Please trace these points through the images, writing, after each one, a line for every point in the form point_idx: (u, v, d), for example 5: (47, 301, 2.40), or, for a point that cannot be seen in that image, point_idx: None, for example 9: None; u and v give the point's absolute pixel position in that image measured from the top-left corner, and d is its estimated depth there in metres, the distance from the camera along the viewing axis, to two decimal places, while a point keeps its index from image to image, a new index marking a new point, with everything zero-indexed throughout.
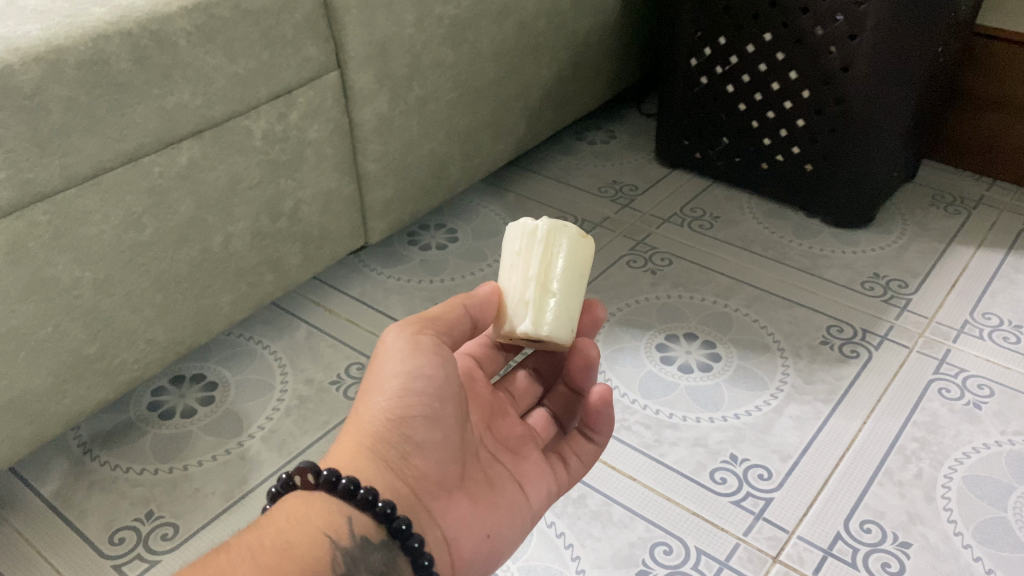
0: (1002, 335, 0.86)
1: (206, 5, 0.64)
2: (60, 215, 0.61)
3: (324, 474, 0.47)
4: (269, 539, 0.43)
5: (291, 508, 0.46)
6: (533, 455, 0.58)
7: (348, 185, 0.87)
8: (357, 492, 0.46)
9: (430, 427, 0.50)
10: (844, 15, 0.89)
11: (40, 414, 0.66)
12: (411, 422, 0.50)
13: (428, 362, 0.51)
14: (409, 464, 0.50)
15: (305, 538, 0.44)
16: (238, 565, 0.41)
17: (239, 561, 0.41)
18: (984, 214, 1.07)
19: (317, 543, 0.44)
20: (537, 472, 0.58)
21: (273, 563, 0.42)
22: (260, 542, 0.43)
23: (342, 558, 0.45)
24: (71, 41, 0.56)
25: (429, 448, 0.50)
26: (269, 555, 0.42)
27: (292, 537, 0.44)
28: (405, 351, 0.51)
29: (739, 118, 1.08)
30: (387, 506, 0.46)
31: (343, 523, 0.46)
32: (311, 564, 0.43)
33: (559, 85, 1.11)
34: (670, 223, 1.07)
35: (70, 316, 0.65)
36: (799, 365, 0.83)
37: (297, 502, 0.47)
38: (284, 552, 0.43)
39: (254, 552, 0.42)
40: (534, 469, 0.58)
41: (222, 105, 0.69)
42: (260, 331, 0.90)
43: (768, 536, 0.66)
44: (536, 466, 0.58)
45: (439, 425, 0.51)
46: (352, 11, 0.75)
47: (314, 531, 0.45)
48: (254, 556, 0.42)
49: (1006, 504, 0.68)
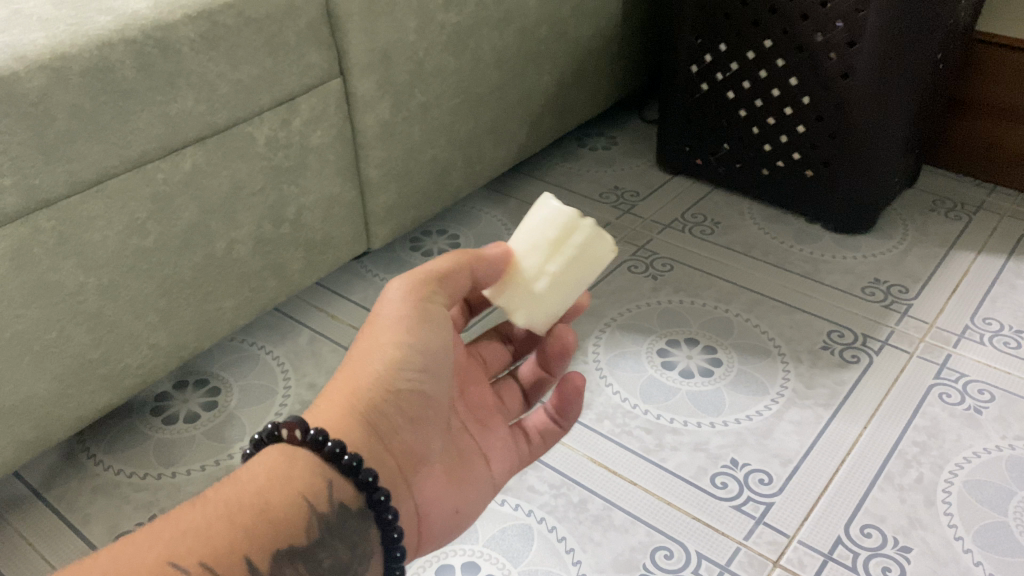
0: (1003, 340, 0.86)
1: (210, 13, 0.64)
2: (65, 220, 0.61)
3: (312, 434, 0.46)
4: (248, 496, 0.43)
5: (274, 461, 0.45)
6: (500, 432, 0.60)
7: (351, 191, 0.87)
8: (342, 458, 0.46)
9: (421, 402, 0.51)
10: (844, 22, 0.90)
11: (44, 419, 0.66)
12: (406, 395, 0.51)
13: (431, 341, 0.52)
14: (396, 438, 0.50)
15: (283, 498, 0.44)
16: (215, 522, 0.41)
17: (216, 518, 0.41)
18: (984, 219, 1.07)
19: (295, 506, 0.44)
20: (501, 448, 0.59)
21: (250, 525, 0.42)
22: (238, 500, 0.42)
23: (317, 524, 0.44)
24: (76, 49, 0.57)
25: (417, 422, 0.52)
26: (247, 515, 0.42)
27: (270, 497, 0.43)
28: (409, 322, 0.52)
29: (740, 124, 1.08)
30: (371, 475, 0.47)
31: (322, 487, 0.46)
32: (285, 528, 0.43)
33: (561, 91, 1.11)
34: (672, 228, 1.08)
35: (74, 320, 0.65)
36: (800, 370, 0.83)
37: (280, 458, 0.46)
38: (262, 514, 0.42)
39: (231, 510, 0.42)
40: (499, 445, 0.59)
41: (226, 111, 0.69)
42: (263, 336, 0.90)
43: (768, 540, 0.66)
44: (502, 444, 0.60)
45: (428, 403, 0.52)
46: (354, 18, 0.76)
47: (294, 492, 0.44)
48: (231, 514, 0.41)
49: (1006, 509, 0.68)
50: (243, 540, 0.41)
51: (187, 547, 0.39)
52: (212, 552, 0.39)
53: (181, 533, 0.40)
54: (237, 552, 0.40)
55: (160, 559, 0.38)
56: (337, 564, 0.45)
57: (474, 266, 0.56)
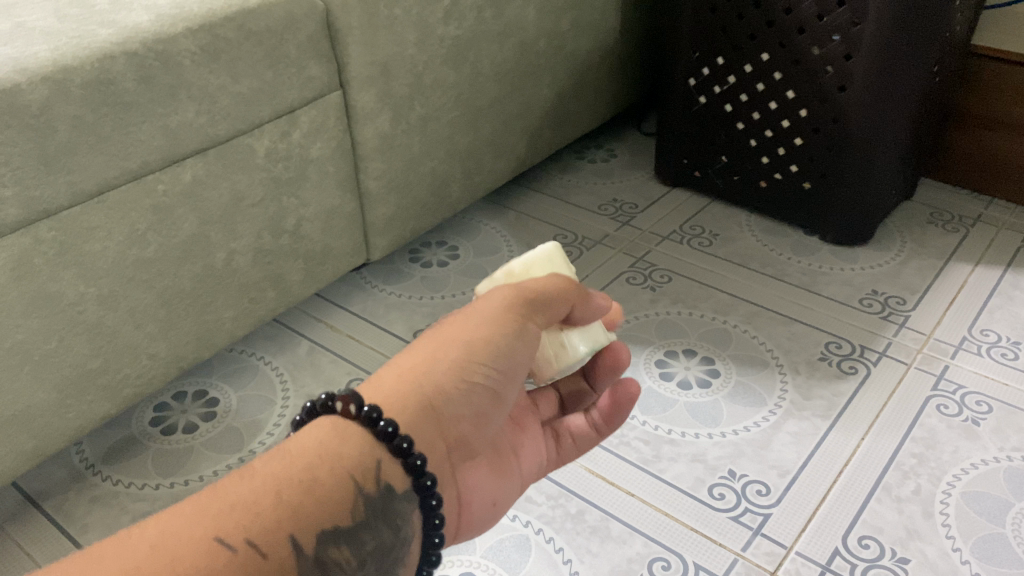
0: (1001, 351, 0.86)
1: (210, 26, 0.65)
2: (66, 231, 0.62)
3: (366, 410, 0.46)
4: (296, 471, 0.43)
5: (325, 436, 0.45)
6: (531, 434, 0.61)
7: (350, 203, 0.88)
8: (397, 441, 0.46)
9: (490, 402, 0.52)
10: (840, 35, 0.90)
11: (42, 429, 0.66)
12: (481, 393, 0.51)
13: (516, 349, 0.53)
14: (456, 430, 0.51)
15: (331, 475, 0.43)
16: (261, 497, 0.41)
17: (264, 493, 0.41)
18: (982, 231, 1.07)
19: (342, 484, 0.43)
20: (531, 443, 0.61)
21: (297, 501, 0.41)
22: (286, 474, 0.42)
23: (363, 503, 0.44)
24: (78, 62, 0.58)
25: (482, 420, 0.52)
26: (294, 490, 0.42)
27: (319, 472, 0.43)
28: (501, 324, 0.53)
29: (737, 136, 1.09)
30: (419, 459, 0.47)
31: (373, 466, 0.45)
32: (331, 504, 0.42)
33: (560, 103, 1.12)
34: (671, 240, 1.08)
35: (74, 331, 0.65)
36: (798, 381, 0.83)
37: (331, 433, 0.46)
38: (308, 490, 0.42)
39: (279, 484, 0.42)
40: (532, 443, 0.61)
41: (226, 123, 0.70)
42: (263, 347, 0.91)
43: (766, 551, 0.66)
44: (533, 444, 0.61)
45: (496, 405, 0.53)
46: (354, 32, 0.77)
47: (342, 470, 0.44)
48: (278, 488, 0.42)
49: (1004, 520, 0.68)
50: (288, 517, 0.41)
51: (232, 523, 0.39)
52: (257, 529, 0.40)
53: (228, 506, 0.40)
54: (281, 529, 0.40)
55: (206, 533, 0.39)
56: (380, 547, 0.44)
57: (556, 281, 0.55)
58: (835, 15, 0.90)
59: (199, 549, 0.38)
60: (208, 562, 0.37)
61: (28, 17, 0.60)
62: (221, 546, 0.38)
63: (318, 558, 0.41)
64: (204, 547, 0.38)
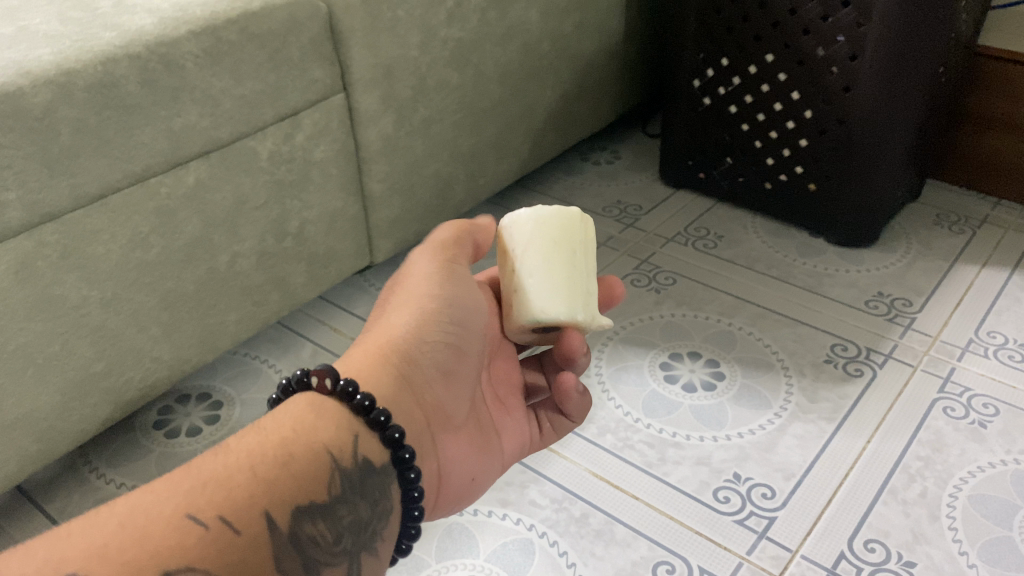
0: (1007, 353, 0.86)
1: (213, 28, 0.65)
2: (69, 234, 0.62)
3: (342, 384, 0.48)
4: (271, 448, 0.44)
5: (301, 412, 0.47)
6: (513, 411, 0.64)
7: (353, 206, 0.88)
8: (374, 413, 0.48)
9: (453, 358, 0.56)
10: (845, 36, 0.90)
11: (46, 432, 0.66)
12: (444, 351, 0.56)
13: (461, 296, 0.58)
14: (428, 395, 0.54)
15: (307, 451, 0.45)
16: (234, 474, 0.42)
17: (238, 469, 0.42)
18: (988, 233, 1.07)
19: (319, 459, 0.45)
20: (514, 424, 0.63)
21: (272, 477, 0.42)
22: (262, 451, 0.43)
23: (340, 478, 0.45)
24: (81, 65, 0.58)
25: (451, 378, 0.56)
26: (269, 466, 0.43)
27: (295, 449, 0.44)
28: (438, 276, 0.58)
29: (742, 138, 1.09)
30: (398, 431, 0.49)
31: (349, 443, 0.47)
32: (307, 481, 0.43)
33: (564, 105, 1.12)
34: (675, 242, 1.08)
35: (77, 334, 0.65)
36: (803, 384, 0.83)
37: (308, 407, 0.47)
38: (284, 466, 0.43)
39: (255, 462, 0.43)
40: (512, 422, 0.63)
41: (229, 126, 0.70)
42: (266, 349, 0.90)
43: (771, 554, 0.65)
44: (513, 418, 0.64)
45: (460, 360, 0.57)
46: (357, 34, 0.77)
47: (318, 446, 0.45)
48: (254, 466, 0.42)
49: (1012, 523, 0.67)
50: (261, 493, 0.41)
51: (205, 500, 0.40)
52: (229, 506, 0.40)
53: (202, 484, 0.41)
54: (255, 506, 0.41)
55: (179, 510, 0.39)
56: (356, 521, 0.45)
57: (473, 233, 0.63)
58: (839, 16, 0.89)
59: (172, 525, 0.38)
60: (180, 539, 0.38)
61: (30, 20, 0.61)
62: (193, 524, 0.38)
63: (293, 534, 0.41)
64: (177, 525, 0.38)
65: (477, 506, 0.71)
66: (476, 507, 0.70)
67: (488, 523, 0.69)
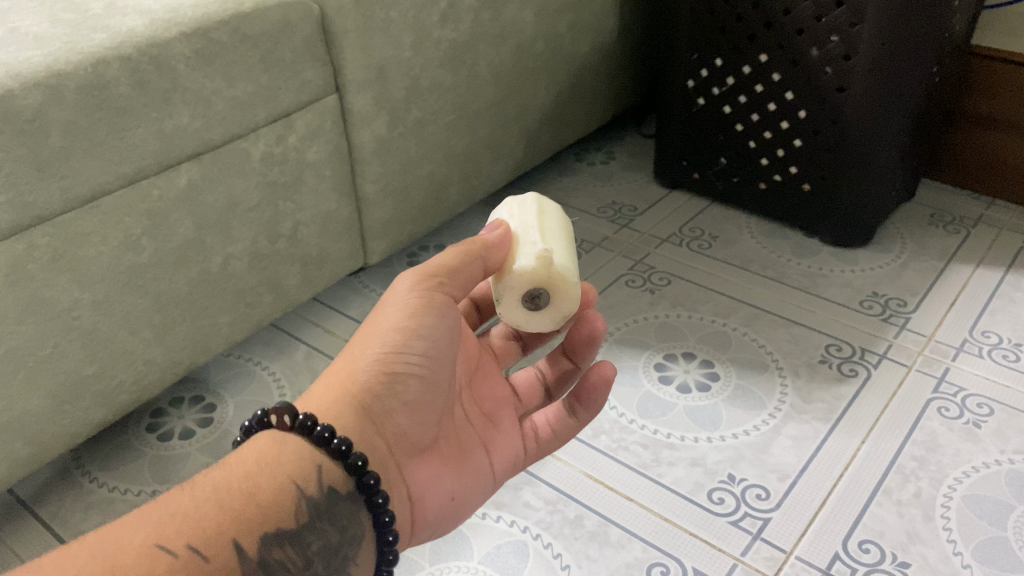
0: (1001, 353, 0.86)
1: (205, 30, 0.65)
2: (60, 237, 0.61)
3: (301, 419, 0.47)
4: (236, 480, 0.44)
5: (264, 447, 0.46)
6: (506, 425, 0.61)
7: (347, 207, 0.87)
8: (334, 442, 0.47)
9: (421, 388, 0.52)
10: (838, 36, 0.90)
11: (37, 436, 0.66)
12: (410, 386, 0.52)
13: (435, 329, 0.52)
14: (391, 424, 0.52)
15: (273, 481, 0.45)
16: (202, 505, 0.42)
17: (205, 501, 0.42)
18: (982, 232, 1.07)
19: (285, 490, 0.45)
20: (507, 446, 0.60)
21: (238, 507, 0.43)
22: (227, 484, 0.43)
23: (306, 506, 0.45)
24: (71, 67, 0.58)
25: (418, 408, 0.53)
26: (235, 497, 0.43)
27: (259, 480, 0.44)
28: (414, 306, 0.52)
29: (737, 138, 1.09)
30: (343, 443, 0.47)
31: (313, 472, 0.46)
32: (274, 511, 0.44)
33: (559, 105, 1.12)
34: (670, 243, 1.07)
35: (69, 337, 0.65)
36: (798, 384, 0.83)
37: (269, 442, 0.47)
38: (250, 497, 0.43)
39: (220, 493, 0.43)
40: (504, 435, 0.60)
41: (221, 127, 0.69)
42: (260, 351, 0.90)
43: (766, 555, 0.65)
44: (505, 432, 0.60)
45: (430, 390, 0.53)
46: (350, 35, 0.77)
47: (283, 476, 0.45)
48: (219, 497, 0.43)
49: (1006, 524, 0.67)
50: (230, 522, 0.42)
51: (173, 529, 0.40)
52: (197, 535, 0.40)
53: (170, 515, 0.41)
54: (223, 534, 0.41)
55: (147, 540, 0.39)
56: (326, 546, 0.45)
57: (483, 254, 0.55)
58: (832, 17, 0.89)
59: (141, 555, 0.39)
60: (150, 568, 0.38)
61: (21, 22, 0.60)
62: (162, 552, 0.39)
63: (262, 560, 0.42)
64: (146, 553, 0.39)
65: None
66: None
67: (481, 525, 0.69)
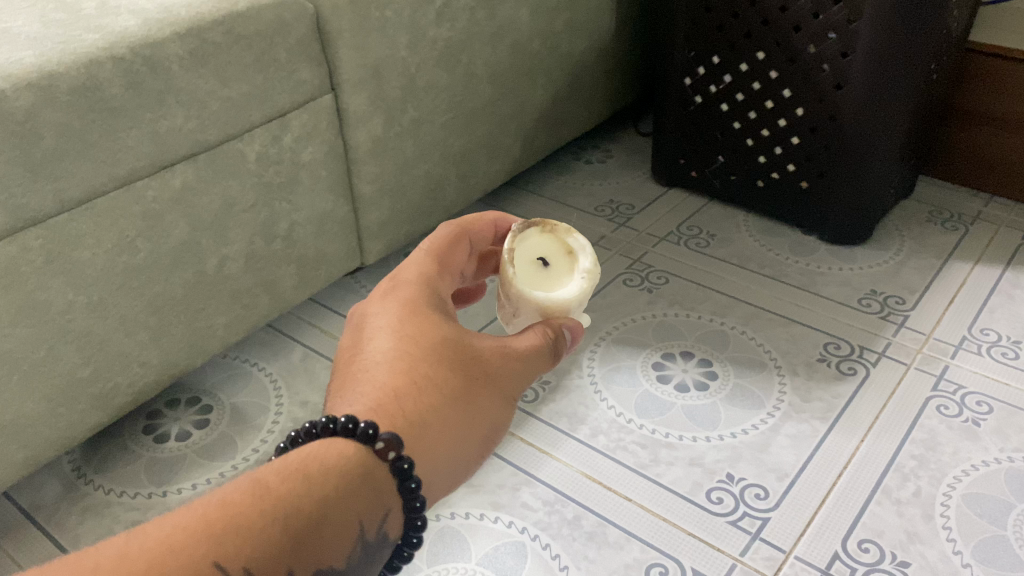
0: (1001, 350, 0.86)
1: (199, 30, 0.65)
2: (53, 239, 0.61)
3: (371, 432, 0.43)
4: (311, 501, 0.40)
5: (344, 466, 0.42)
6: None
7: (343, 208, 0.87)
8: (408, 480, 0.45)
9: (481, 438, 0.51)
10: (836, 33, 0.90)
11: (32, 439, 0.66)
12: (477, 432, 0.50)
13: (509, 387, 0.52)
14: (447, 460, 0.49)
15: (341, 512, 0.41)
16: (269, 524, 0.38)
17: (273, 519, 0.38)
18: (981, 229, 1.06)
19: (348, 524, 0.42)
20: None
21: (304, 535, 0.39)
22: (301, 504, 0.40)
23: (357, 545, 0.43)
24: (64, 68, 0.57)
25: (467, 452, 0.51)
26: (304, 522, 0.40)
27: (330, 508, 0.41)
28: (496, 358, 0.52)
29: (734, 136, 1.08)
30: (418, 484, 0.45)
31: (377, 510, 0.44)
32: (331, 544, 0.41)
33: (555, 104, 1.12)
34: (667, 242, 1.07)
35: (63, 340, 0.65)
36: (796, 383, 0.83)
37: (348, 461, 0.43)
38: (317, 526, 0.40)
39: (291, 513, 0.39)
40: None
41: (216, 128, 0.69)
42: (256, 353, 0.90)
43: (765, 556, 0.65)
44: None
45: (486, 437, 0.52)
46: (345, 34, 0.76)
47: (352, 511, 0.42)
48: (290, 519, 0.39)
49: (1006, 522, 0.67)
50: (292, 552, 0.39)
51: (236, 550, 0.37)
52: (260, 561, 0.37)
53: (235, 532, 0.37)
54: (283, 562, 0.38)
55: (209, 559, 0.36)
56: None
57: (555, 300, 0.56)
58: (830, 14, 0.89)
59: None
60: None
61: (14, 23, 0.60)
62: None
63: None
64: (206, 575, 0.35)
65: (469, 510, 0.70)
66: (467, 510, 0.70)
67: (479, 526, 0.68)
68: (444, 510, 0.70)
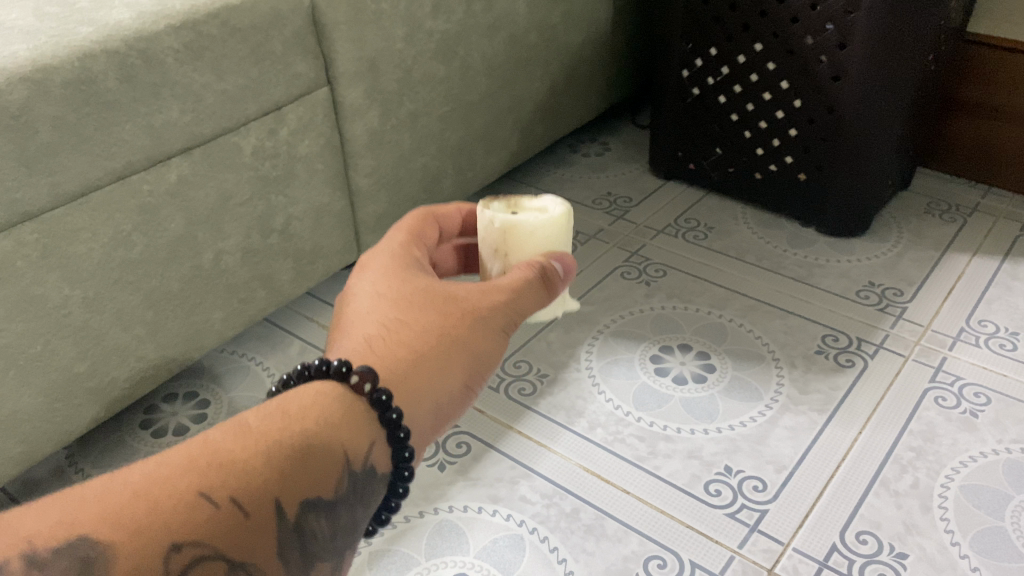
0: (999, 341, 0.86)
1: (194, 22, 0.64)
2: (49, 234, 0.61)
3: (347, 368, 0.43)
4: (292, 433, 0.40)
5: (324, 403, 0.43)
6: None
7: (340, 201, 0.87)
8: (388, 411, 0.44)
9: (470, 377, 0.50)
10: (833, 25, 0.90)
11: (29, 434, 0.66)
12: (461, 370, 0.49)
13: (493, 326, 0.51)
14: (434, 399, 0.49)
15: (325, 446, 0.41)
16: (252, 456, 0.39)
17: (255, 453, 0.39)
18: (979, 221, 1.06)
19: (334, 457, 0.42)
20: None
21: (288, 468, 0.39)
22: (283, 436, 0.40)
23: (347, 479, 0.42)
24: (58, 61, 0.57)
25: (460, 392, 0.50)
26: (287, 456, 0.40)
27: (313, 441, 0.41)
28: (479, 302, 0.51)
29: (731, 129, 1.08)
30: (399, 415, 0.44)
31: (363, 445, 0.43)
32: (318, 475, 0.41)
33: (552, 96, 1.11)
34: (665, 234, 1.07)
35: (59, 335, 0.64)
36: (795, 375, 0.83)
37: (325, 398, 0.43)
38: (300, 459, 0.40)
39: (273, 444, 0.39)
40: None
41: (211, 122, 0.69)
42: (254, 347, 0.90)
43: (763, 548, 0.65)
44: None
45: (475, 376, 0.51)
46: (341, 27, 0.76)
47: (336, 443, 0.42)
48: (271, 450, 0.39)
49: (1004, 513, 0.67)
50: (276, 483, 0.39)
51: (218, 478, 0.37)
52: (243, 490, 0.37)
53: (218, 463, 0.38)
54: (268, 493, 0.38)
55: (192, 487, 0.36)
56: (349, 523, 0.43)
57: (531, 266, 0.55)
58: (827, 5, 0.89)
59: (182, 501, 0.35)
60: (190, 517, 0.35)
61: (7, 15, 0.59)
62: (205, 501, 0.36)
63: (298, 526, 0.40)
64: (189, 501, 0.36)
65: (467, 503, 0.70)
66: (465, 503, 0.70)
67: (478, 519, 0.68)
68: (442, 503, 0.70)
